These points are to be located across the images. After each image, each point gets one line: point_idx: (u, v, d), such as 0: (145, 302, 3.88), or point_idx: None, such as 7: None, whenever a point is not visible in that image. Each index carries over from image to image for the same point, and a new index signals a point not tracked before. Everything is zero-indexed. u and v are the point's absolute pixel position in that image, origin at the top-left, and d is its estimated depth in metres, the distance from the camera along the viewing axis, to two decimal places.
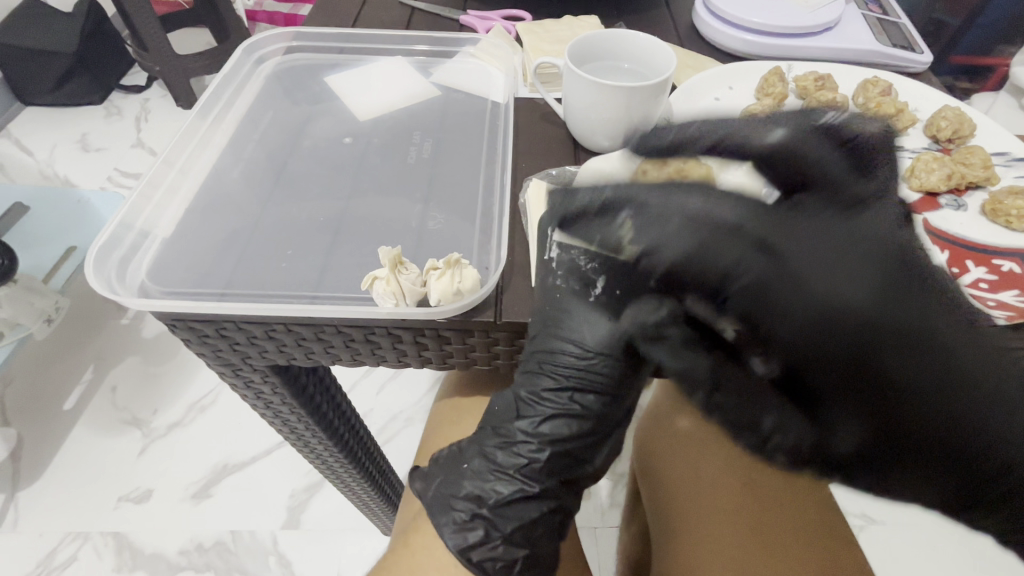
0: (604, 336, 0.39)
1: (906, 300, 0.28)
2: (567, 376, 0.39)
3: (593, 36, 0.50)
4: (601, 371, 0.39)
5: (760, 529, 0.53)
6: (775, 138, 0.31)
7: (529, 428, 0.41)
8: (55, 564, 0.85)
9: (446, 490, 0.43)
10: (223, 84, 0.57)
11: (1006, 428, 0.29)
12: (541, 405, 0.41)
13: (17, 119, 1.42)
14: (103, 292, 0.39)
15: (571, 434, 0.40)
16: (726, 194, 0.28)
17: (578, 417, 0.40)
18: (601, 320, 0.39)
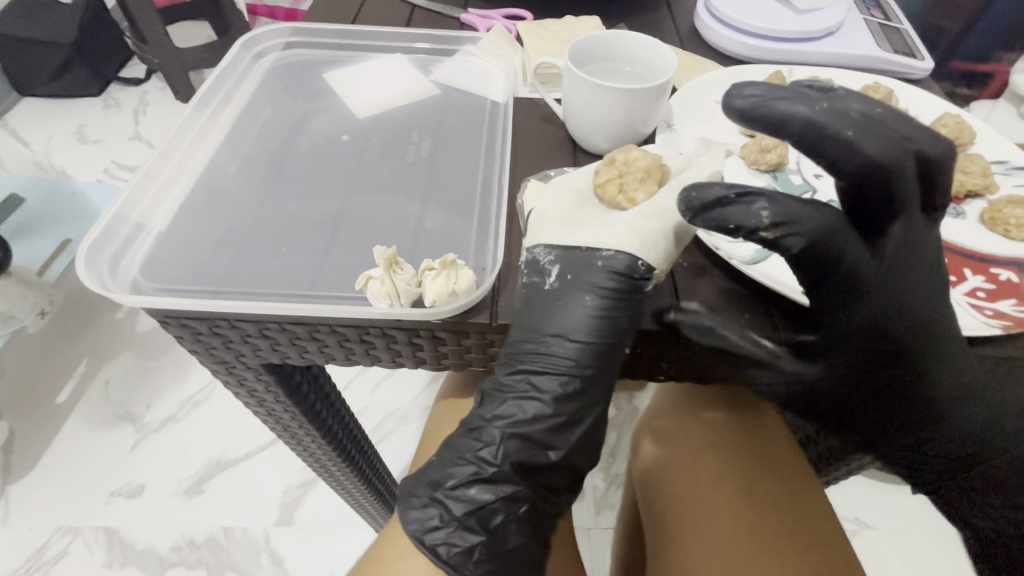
0: (556, 317, 0.39)
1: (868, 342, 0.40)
2: (525, 358, 0.40)
3: (594, 37, 0.50)
4: (560, 354, 0.39)
5: (752, 529, 0.53)
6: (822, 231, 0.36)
7: (490, 413, 0.41)
8: (44, 559, 0.85)
9: (409, 482, 0.43)
10: (220, 79, 0.57)
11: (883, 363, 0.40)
12: (502, 392, 0.41)
13: (13, 109, 1.41)
14: (97, 288, 0.39)
15: (529, 418, 0.40)
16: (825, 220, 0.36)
17: (537, 401, 0.40)
18: (556, 302, 0.40)
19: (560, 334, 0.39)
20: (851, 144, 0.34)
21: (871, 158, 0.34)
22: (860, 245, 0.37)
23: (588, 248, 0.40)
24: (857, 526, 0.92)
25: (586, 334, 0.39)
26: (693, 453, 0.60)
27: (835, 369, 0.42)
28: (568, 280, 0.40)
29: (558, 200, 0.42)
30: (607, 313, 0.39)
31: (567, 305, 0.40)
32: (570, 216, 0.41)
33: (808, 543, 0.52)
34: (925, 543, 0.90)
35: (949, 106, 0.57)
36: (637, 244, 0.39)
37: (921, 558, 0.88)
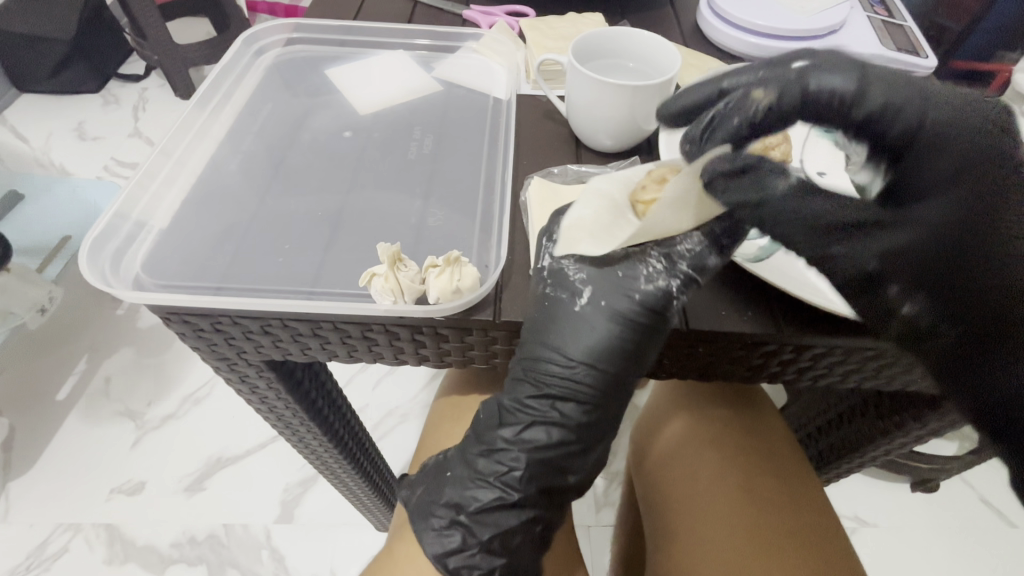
0: (586, 343, 0.39)
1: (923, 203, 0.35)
2: (550, 384, 0.39)
3: (597, 34, 0.49)
4: (585, 381, 0.39)
5: (754, 526, 0.53)
6: (825, 85, 0.33)
7: (511, 435, 0.40)
8: (45, 556, 0.85)
9: (428, 498, 0.43)
10: (221, 75, 0.56)
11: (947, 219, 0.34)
12: (523, 414, 0.40)
13: (12, 105, 1.40)
14: (98, 285, 0.39)
15: (551, 443, 0.40)
16: (834, 77, 0.33)
17: (559, 427, 0.40)
18: (587, 329, 0.39)
19: (589, 362, 0.39)
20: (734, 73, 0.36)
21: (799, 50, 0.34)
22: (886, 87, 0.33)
23: (622, 271, 0.39)
24: (856, 523, 0.92)
25: (616, 362, 0.39)
26: (695, 449, 0.60)
27: (836, 367, 0.42)
28: (601, 306, 0.39)
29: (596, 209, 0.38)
30: (639, 342, 0.38)
31: (598, 332, 0.39)
32: (609, 226, 0.38)
33: (805, 537, 0.53)
34: (925, 540, 0.90)
35: None
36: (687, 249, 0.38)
37: (920, 555, 0.89)
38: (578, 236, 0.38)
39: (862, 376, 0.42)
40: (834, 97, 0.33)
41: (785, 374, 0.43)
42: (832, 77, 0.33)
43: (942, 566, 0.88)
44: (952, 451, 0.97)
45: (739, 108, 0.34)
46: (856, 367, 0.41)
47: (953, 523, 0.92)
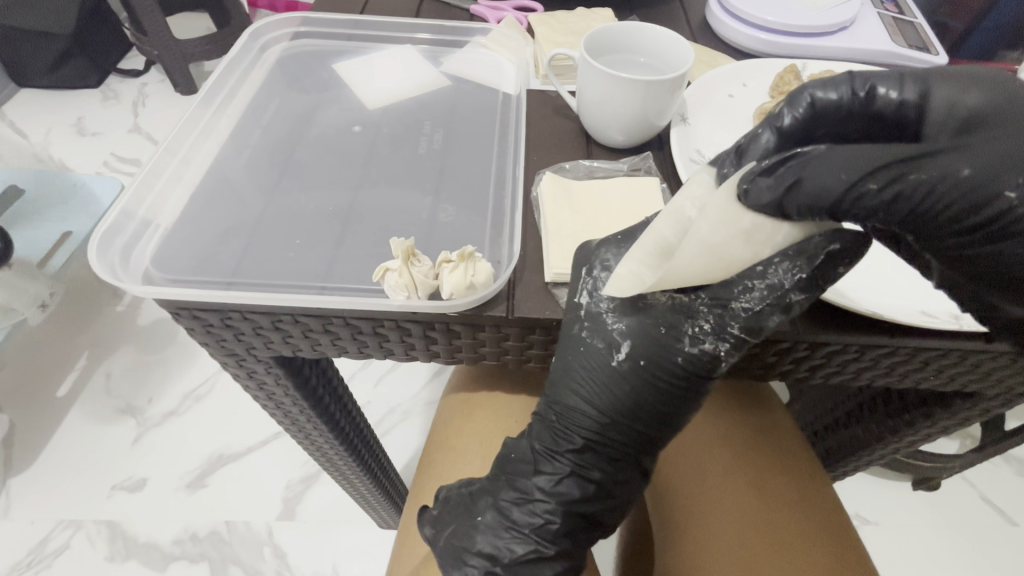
0: (620, 401, 0.38)
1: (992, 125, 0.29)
2: (584, 436, 0.40)
3: (611, 27, 0.49)
4: (616, 434, 0.39)
5: (772, 530, 0.52)
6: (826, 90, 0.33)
7: (547, 486, 0.41)
8: (47, 552, 0.84)
9: (458, 541, 0.42)
10: (227, 71, 0.56)
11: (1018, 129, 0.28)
12: (558, 463, 0.41)
13: (11, 100, 1.40)
14: (108, 278, 0.38)
15: (584, 496, 0.41)
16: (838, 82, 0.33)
17: (591, 477, 0.41)
18: (624, 386, 0.38)
19: (626, 418, 0.39)
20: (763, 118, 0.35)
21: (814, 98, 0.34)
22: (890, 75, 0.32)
23: (667, 328, 0.36)
24: (859, 521, 0.92)
25: (650, 418, 0.39)
26: (702, 446, 0.60)
27: (848, 365, 0.41)
28: (639, 365, 0.37)
29: (641, 264, 0.35)
30: (674, 401, 0.38)
31: (635, 393, 0.38)
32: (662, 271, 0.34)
33: (822, 540, 0.52)
34: (927, 539, 0.90)
35: None
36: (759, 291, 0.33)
37: (923, 554, 0.89)
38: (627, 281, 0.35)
39: (875, 373, 0.42)
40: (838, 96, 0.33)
41: (801, 374, 0.43)
42: (833, 90, 0.33)
43: (946, 566, 0.88)
44: (954, 449, 0.98)
45: (770, 120, 0.34)
46: (869, 365, 0.41)
47: (956, 520, 0.92)
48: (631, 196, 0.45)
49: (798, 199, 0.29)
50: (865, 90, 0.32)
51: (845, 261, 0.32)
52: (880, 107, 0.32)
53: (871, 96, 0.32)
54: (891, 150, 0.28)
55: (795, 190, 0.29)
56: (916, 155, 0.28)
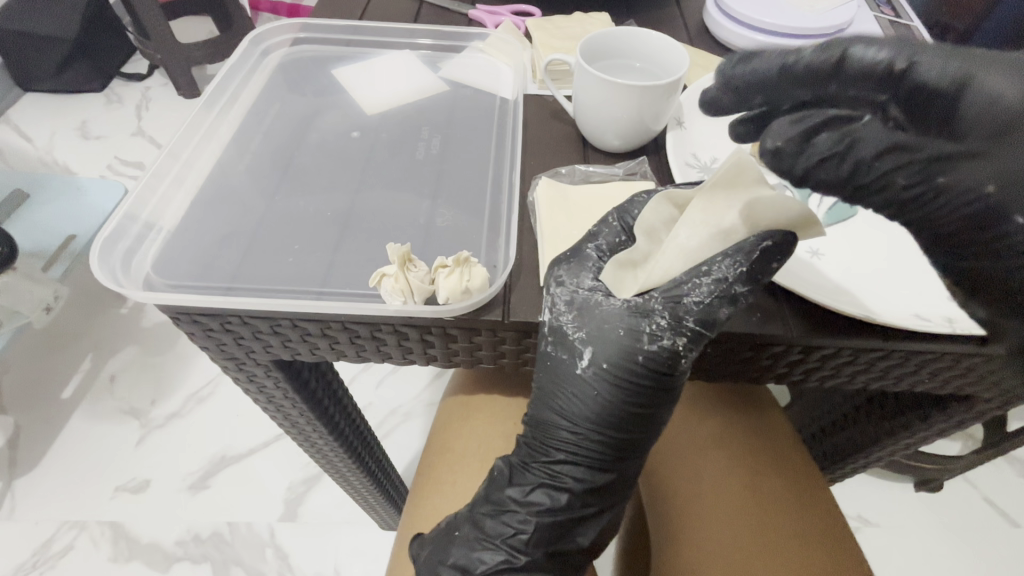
0: (588, 409, 0.38)
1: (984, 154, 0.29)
2: (557, 448, 0.40)
3: (605, 33, 0.49)
4: (586, 442, 0.39)
5: (757, 531, 0.53)
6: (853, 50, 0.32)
7: (520, 496, 0.41)
8: (51, 553, 0.85)
9: (435, 557, 0.43)
10: (228, 75, 0.56)
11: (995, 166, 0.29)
12: (533, 474, 0.42)
13: (16, 105, 1.41)
14: (109, 284, 0.39)
15: (558, 506, 0.41)
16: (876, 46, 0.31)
17: (565, 490, 0.41)
18: (590, 394, 0.38)
19: (594, 425, 0.39)
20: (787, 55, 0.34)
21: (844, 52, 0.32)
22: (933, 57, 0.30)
23: (627, 331, 0.37)
24: (860, 523, 0.92)
25: (620, 423, 0.39)
26: (696, 448, 0.60)
27: (843, 368, 0.42)
28: (603, 370, 0.37)
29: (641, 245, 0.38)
30: (642, 403, 0.38)
31: (601, 396, 0.38)
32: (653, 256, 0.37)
33: (806, 540, 0.52)
34: (928, 541, 0.90)
35: None
36: (711, 282, 0.35)
37: (923, 556, 0.89)
38: (623, 263, 0.38)
39: (871, 375, 0.42)
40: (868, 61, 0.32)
41: (793, 375, 0.43)
42: (873, 47, 0.31)
43: (947, 567, 0.88)
44: (956, 451, 0.98)
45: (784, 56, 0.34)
46: (864, 368, 0.41)
47: (957, 523, 0.92)
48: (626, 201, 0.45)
49: (837, 169, 0.30)
50: (904, 65, 0.31)
51: (781, 255, 0.35)
52: (918, 82, 0.31)
53: (910, 70, 0.31)
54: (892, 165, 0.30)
55: (837, 162, 0.30)
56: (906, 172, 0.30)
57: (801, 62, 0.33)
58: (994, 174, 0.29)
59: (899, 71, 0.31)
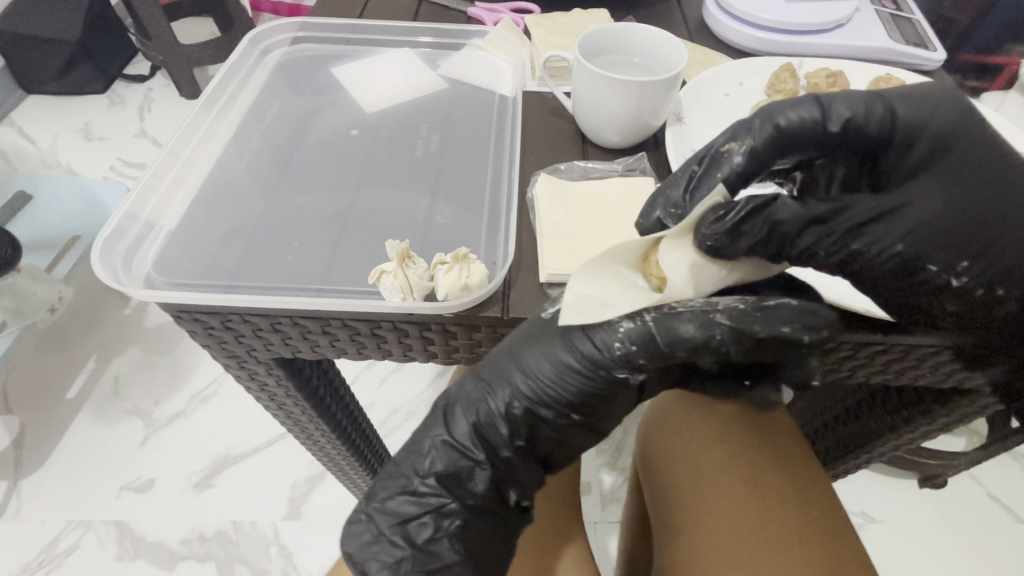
0: (538, 364, 0.38)
1: (925, 199, 0.34)
2: (491, 402, 0.39)
3: (603, 30, 0.49)
4: (524, 408, 0.39)
5: (759, 526, 0.53)
6: (793, 116, 0.33)
7: (433, 436, 0.40)
8: (57, 552, 0.85)
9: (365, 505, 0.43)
10: (228, 75, 0.57)
11: (936, 207, 0.34)
12: (453, 419, 0.40)
13: (19, 107, 1.41)
14: (110, 283, 0.39)
15: (456, 470, 0.39)
16: (805, 110, 0.33)
17: (470, 455, 0.39)
18: (547, 352, 0.38)
19: (524, 376, 0.38)
20: (730, 134, 0.34)
21: (777, 123, 0.33)
22: (860, 110, 0.33)
23: None
24: (864, 519, 0.92)
25: (551, 387, 0.38)
26: (699, 442, 0.60)
27: (845, 362, 0.41)
28: (570, 329, 0.38)
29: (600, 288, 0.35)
30: (579, 377, 0.37)
31: (540, 350, 0.38)
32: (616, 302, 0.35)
33: (812, 533, 0.53)
34: (932, 537, 0.90)
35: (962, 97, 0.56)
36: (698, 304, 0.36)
37: (927, 552, 0.88)
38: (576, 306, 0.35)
39: (872, 369, 0.42)
40: (804, 126, 0.33)
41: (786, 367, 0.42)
42: (799, 111, 0.33)
43: (950, 563, 0.88)
44: (960, 446, 0.97)
45: (733, 143, 0.34)
46: (865, 362, 0.41)
47: (961, 519, 0.92)
48: (625, 196, 0.45)
49: (768, 250, 0.34)
50: (837, 124, 0.33)
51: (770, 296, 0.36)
52: (858, 132, 0.33)
53: (845, 126, 0.33)
54: (854, 217, 0.34)
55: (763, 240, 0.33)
56: (868, 221, 0.34)
57: (734, 160, 0.34)
58: (933, 205, 0.34)
59: (833, 132, 0.33)
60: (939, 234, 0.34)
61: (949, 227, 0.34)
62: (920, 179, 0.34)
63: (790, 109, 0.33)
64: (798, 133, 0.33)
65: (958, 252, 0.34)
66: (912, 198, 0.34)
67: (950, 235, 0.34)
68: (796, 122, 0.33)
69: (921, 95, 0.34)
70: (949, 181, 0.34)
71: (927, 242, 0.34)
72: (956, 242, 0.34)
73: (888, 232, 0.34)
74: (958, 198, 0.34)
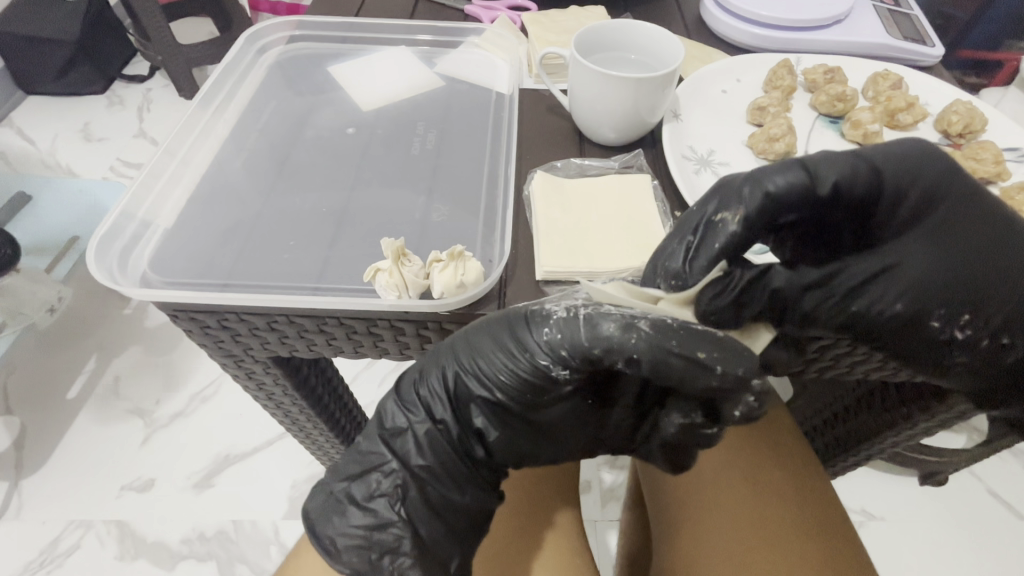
0: (478, 342, 0.38)
1: (926, 255, 0.39)
2: (434, 375, 0.39)
3: (599, 27, 0.49)
4: (457, 382, 0.39)
5: (757, 525, 0.53)
6: (780, 183, 0.36)
7: (392, 401, 0.41)
8: (58, 552, 0.86)
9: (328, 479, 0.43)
10: (224, 74, 0.56)
11: (933, 266, 0.38)
12: (405, 386, 0.41)
13: (19, 108, 1.42)
14: (106, 282, 0.39)
15: (396, 432, 0.40)
16: (789, 175, 0.36)
17: (410, 418, 0.40)
18: (490, 334, 0.37)
19: (468, 354, 0.38)
20: (719, 207, 0.37)
21: (767, 190, 0.36)
22: (850, 170, 0.37)
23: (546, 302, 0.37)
24: (863, 517, 0.92)
25: (484, 367, 0.37)
26: None
27: (841, 357, 0.41)
28: (518, 312, 0.37)
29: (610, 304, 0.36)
30: (510, 360, 0.36)
31: (482, 329, 0.37)
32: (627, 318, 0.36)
33: (810, 533, 0.52)
34: (933, 535, 0.90)
35: (961, 93, 0.56)
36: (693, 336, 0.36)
37: (926, 548, 0.88)
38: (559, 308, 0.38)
39: (869, 367, 0.42)
40: (791, 192, 0.36)
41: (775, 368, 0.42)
42: (788, 175, 0.36)
43: (949, 559, 0.87)
44: (961, 444, 0.97)
45: (723, 214, 0.36)
46: (863, 357, 0.41)
47: (962, 517, 0.92)
48: (621, 191, 0.45)
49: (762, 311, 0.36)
50: (825, 186, 0.36)
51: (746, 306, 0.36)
52: (845, 192, 0.37)
53: (833, 187, 0.36)
54: (856, 276, 0.38)
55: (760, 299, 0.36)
56: (870, 279, 0.38)
57: (727, 231, 0.36)
58: (928, 262, 0.39)
59: (823, 195, 0.36)
60: (943, 287, 0.38)
61: (954, 280, 0.38)
62: (906, 236, 0.39)
63: (777, 174, 0.36)
64: (786, 201, 0.36)
65: (960, 307, 0.38)
66: (906, 259, 0.39)
67: (956, 288, 0.38)
68: (785, 188, 0.36)
69: (905, 150, 0.38)
70: (935, 235, 0.39)
71: (927, 297, 0.38)
72: (960, 289, 0.38)
73: (891, 290, 0.38)
74: (948, 249, 0.39)
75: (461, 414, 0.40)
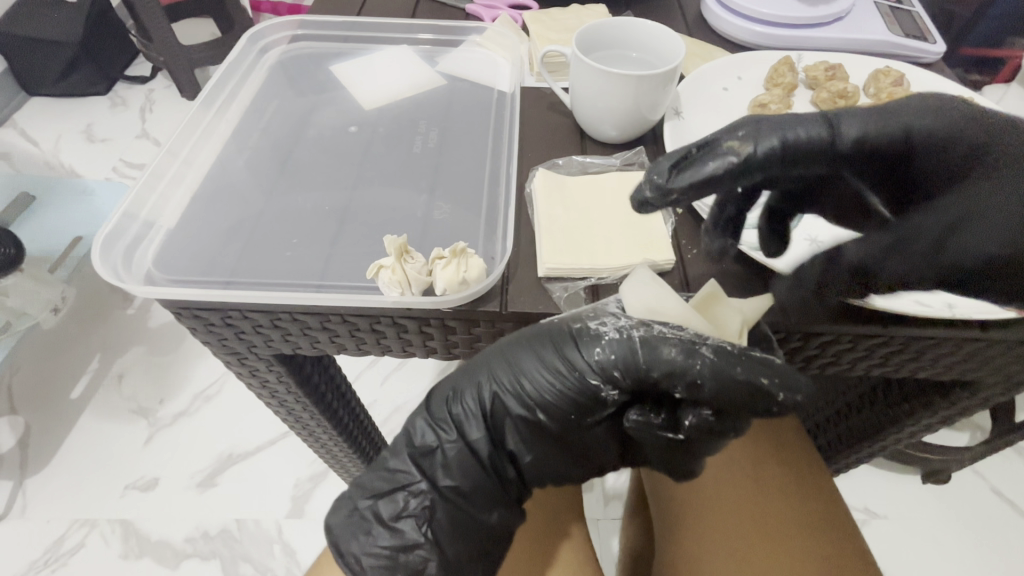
0: (524, 364, 0.38)
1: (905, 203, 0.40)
2: (475, 394, 0.39)
3: (601, 25, 0.49)
4: (501, 404, 0.39)
5: (759, 523, 0.53)
6: (747, 139, 0.38)
7: (424, 418, 0.41)
8: (63, 551, 0.86)
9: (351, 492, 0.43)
10: (227, 73, 0.57)
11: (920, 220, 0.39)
12: (440, 406, 0.41)
13: (22, 109, 1.42)
14: (111, 280, 0.39)
15: (433, 450, 0.40)
16: (753, 132, 0.39)
17: (448, 439, 0.40)
18: (536, 355, 0.38)
19: (512, 374, 0.38)
20: (692, 162, 0.38)
21: (734, 143, 0.38)
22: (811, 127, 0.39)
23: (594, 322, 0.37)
24: (866, 515, 0.92)
25: (530, 387, 0.38)
26: None
27: (847, 355, 0.41)
28: (563, 334, 0.37)
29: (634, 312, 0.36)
30: (558, 379, 0.37)
31: (529, 348, 0.38)
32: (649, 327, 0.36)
33: (815, 528, 0.52)
34: (935, 532, 0.90)
35: (962, 89, 0.56)
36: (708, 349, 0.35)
37: (929, 546, 0.88)
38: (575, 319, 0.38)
39: (872, 363, 0.42)
40: (759, 145, 0.38)
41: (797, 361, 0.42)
42: (750, 131, 0.38)
43: (952, 557, 0.87)
44: (963, 442, 0.97)
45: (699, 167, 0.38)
46: (865, 355, 0.41)
47: (964, 514, 0.91)
48: (622, 188, 0.46)
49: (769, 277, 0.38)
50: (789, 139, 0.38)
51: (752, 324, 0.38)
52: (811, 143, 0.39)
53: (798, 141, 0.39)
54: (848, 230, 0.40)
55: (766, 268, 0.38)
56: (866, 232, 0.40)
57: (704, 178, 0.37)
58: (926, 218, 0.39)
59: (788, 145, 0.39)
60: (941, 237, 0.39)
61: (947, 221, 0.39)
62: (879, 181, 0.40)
63: (743, 133, 0.39)
64: (756, 151, 0.38)
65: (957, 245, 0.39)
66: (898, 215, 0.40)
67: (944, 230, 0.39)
68: (751, 140, 0.38)
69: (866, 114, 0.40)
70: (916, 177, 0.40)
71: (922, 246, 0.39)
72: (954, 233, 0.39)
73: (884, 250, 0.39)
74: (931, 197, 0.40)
75: (496, 432, 0.40)
